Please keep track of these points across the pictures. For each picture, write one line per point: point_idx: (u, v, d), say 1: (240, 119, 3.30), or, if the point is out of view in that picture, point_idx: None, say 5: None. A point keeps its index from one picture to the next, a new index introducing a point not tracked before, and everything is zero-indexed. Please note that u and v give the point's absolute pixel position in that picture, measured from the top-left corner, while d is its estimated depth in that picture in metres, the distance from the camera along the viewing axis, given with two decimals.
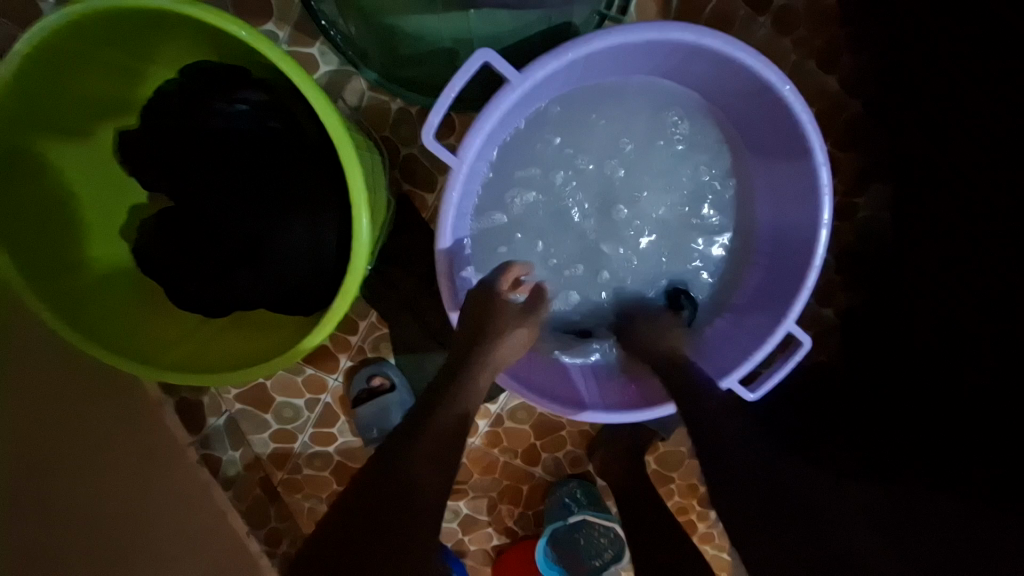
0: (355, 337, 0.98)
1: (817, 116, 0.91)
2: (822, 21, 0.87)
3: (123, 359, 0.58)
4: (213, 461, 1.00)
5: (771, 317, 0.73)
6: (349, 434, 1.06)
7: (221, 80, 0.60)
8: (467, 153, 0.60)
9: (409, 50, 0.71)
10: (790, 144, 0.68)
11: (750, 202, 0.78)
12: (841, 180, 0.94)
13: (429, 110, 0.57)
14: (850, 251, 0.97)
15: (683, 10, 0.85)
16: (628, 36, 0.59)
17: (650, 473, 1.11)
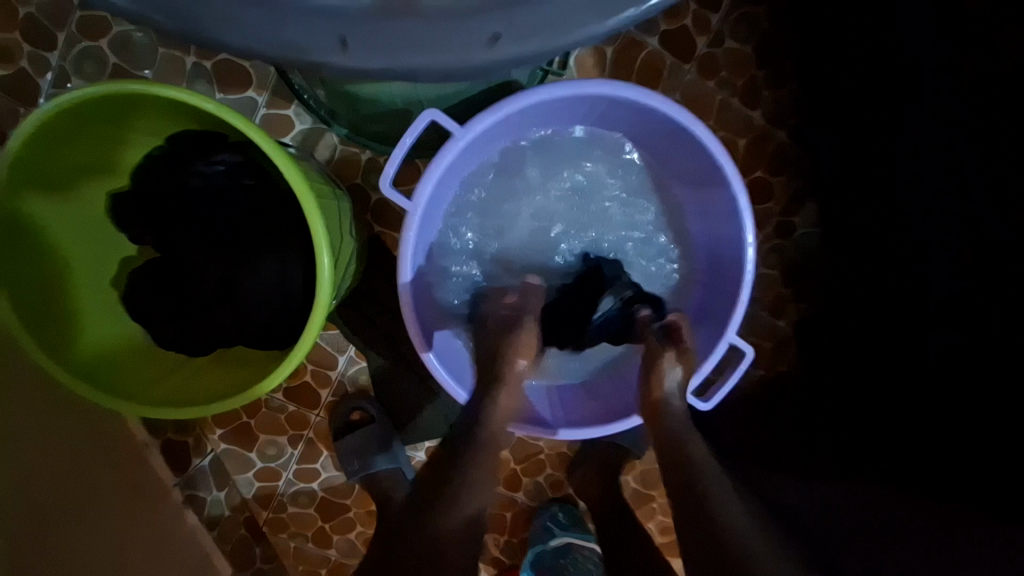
0: (335, 372, 1.04)
1: (747, 146, 1.01)
2: (742, 64, 0.98)
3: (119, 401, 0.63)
4: (197, 501, 1.02)
5: (713, 330, 0.79)
6: (332, 468, 1.08)
7: (200, 142, 0.68)
8: (421, 197, 0.68)
9: (370, 112, 0.78)
10: (712, 176, 0.76)
11: (686, 227, 0.86)
12: (777, 203, 1.03)
13: (385, 163, 0.65)
14: (794, 265, 1.05)
15: (616, 61, 0.96)
16: (554, 93, 0.69)
17: (628, 491, 1.14)
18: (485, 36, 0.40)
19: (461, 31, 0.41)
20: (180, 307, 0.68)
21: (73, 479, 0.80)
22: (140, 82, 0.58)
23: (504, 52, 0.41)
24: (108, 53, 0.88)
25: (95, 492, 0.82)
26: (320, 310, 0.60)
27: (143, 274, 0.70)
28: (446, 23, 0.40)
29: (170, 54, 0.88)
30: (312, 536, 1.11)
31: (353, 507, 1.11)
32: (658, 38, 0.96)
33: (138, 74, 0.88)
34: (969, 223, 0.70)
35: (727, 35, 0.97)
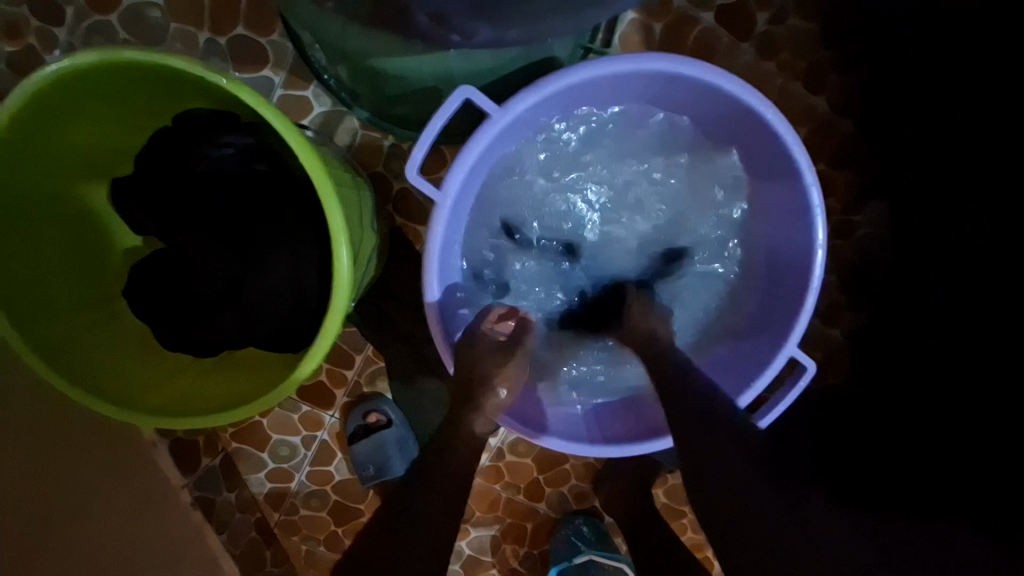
0: (350, 371, 0.98)
1: (807, 136, 0.91)
2: (806, 44, 0.88)
3: (118, 407, 0.57)
4: (207, 503, 0.97)
5: (770, 342, 0.71)
6: (346, 472, 1.03)
7: (209, 122, 0.62)
8: (450, 187, 0.61)
9: (395, 92, 0.71)
10: (778, 167, 0.67)
11: (739, 225, 0.77)
12: (837, 200, 0.93)
13: (413, 147, 0.58)
14: (853, 269, 0.95)
15: (665, 39, 0.86)
16: (603, 70, 0.60)
17: (659, 508, 1.06)
18: None
19: None
20: (187, 304, 0.63)
21: (77, 475, 0.76)
22: (140, 52, 0.51)
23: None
24: (118, 28, 0.82)
25: (102, 494, 0.78)
26: (337, 310, 0.54)
27: (149, 266, 0.65)
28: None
29: (183, 29, 0.81)
30: (324, 540, 1.06)
31: (367, 513, 1.05)
32: (712, 13, 0.86)
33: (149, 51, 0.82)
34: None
35: (790, 11, 0.87)
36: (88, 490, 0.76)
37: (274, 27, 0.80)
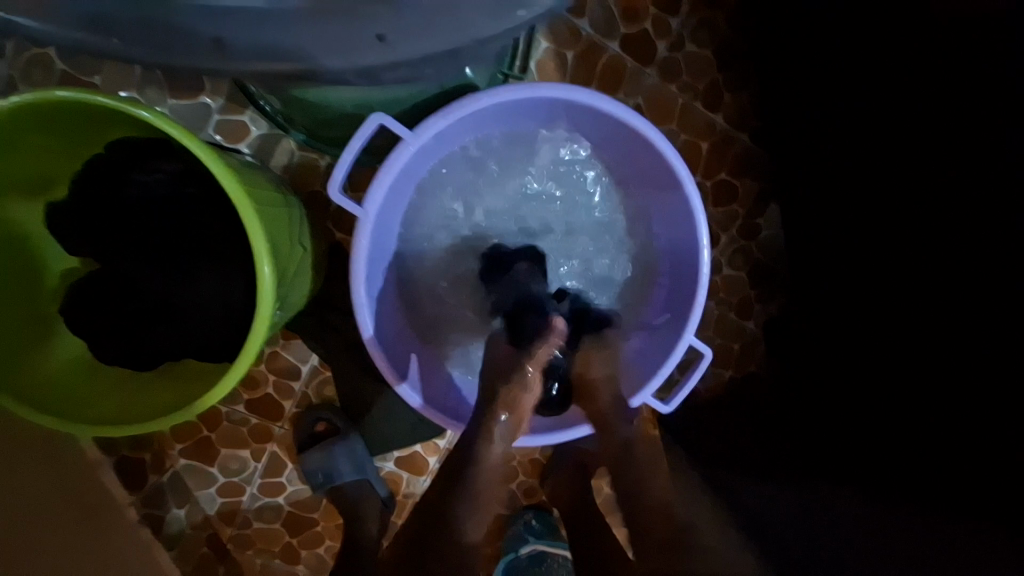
0: (298, 382, 1.01)
1: (711, 148, 1.02)
2: (703, 67, 0.99)
3: (58, 418, 0.60)
4: (156, 520, 0.98)
5: (674, 331, 0.79)
6: (298, 481, 1.06)
7: (142, 150, 0.66)
8: (371, 203, 0.67)
9: (323, 117, 0.77)
10: (668, 178, 0.77)
11: (645, 229, 0.86)
12: (741, 205, 1.04)
13: (334, 168, 0.64)
14: (759, 266, 1.06)
15: (577, 65, 0.96)
16: (504, 96, 0.68)
17: (602, 497, 1.13)
18: (373, 35, 0.40)
19: (349, 29, 0.40)
20: (124, 320, 0.66)
21: (26, 487, 0.78)
22: (70, 89, 0.56)
23: (395, 52, 0.40)
24: (54, 59, 0.85)
25: (45, 512, 0.79)
26: (263, 321, 0.59)
27: (84, 286, 0.68)
28: (335, 24, 0.39)
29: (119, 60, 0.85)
30: (278, 553, 1.08)
31: (321, 521, 1.08)
32: (618, 42, 0.96)
33: (86, 81, 0.85)
34: (928, 222, 0.72)
35: (687, 39, 0.98)
36: (35, 501, 0.78)
37: None
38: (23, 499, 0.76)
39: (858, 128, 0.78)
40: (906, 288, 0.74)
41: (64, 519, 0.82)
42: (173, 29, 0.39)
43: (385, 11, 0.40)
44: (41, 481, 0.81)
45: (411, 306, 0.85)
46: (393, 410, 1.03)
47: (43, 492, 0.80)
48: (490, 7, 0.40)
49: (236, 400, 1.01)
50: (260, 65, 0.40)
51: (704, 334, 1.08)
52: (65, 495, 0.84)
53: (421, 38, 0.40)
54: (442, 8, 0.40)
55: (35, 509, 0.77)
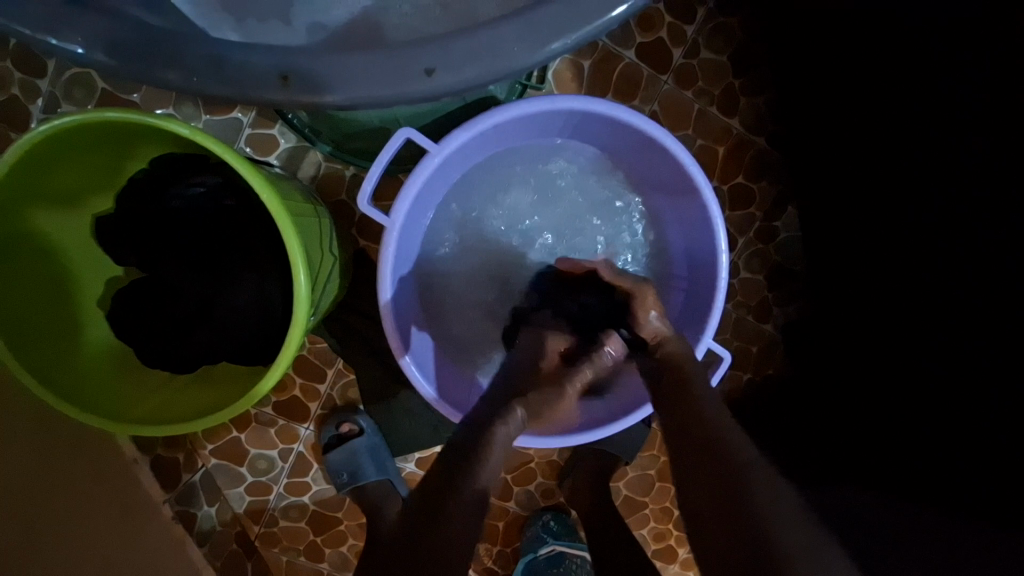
0: (323, 385, 1.04)
1: (726, 153, 1.02)
2: (719, 73, 1.00)
3: (107, 418, 0.64)
4: (188, 517, 1.02)
5: (693, 336, 0.80)
6: (323, 481, 1.09)
7: (183, 165, 0.70)
8: (399, 213, 0.69)
9: (349, 130, 0.80)
10: (686, 185, 0.78)
11: (663, 234, 0.88)
12: (758, 208, 1.04)
13: (363, 180, 0.67)
14: (776, 269, 1.06)
15: (594, 74, 0.98)
16: (526, 109, 0.71)
17: (620, 499, 1.14)
18: (422, 69, 0.42)
19: (398, 63, 0.42)
20: (166, 326, 0.70)
21: (71, 486, 0.82)
22: (121, 110, 0.59)
23: (441, 83, 0.42)
24: (96, 78, 0.89)
25: (86, 508, 0.83)
26: (299, 328, 0.61)
27: (127, 293, 0.72)
28: (385, 58, 0.42)
29: None
30: (303, 550, 1.11)
31: (344, 520, 1.11)
32: (634, 50, 0.98)
33: (126, 98, 0.90)
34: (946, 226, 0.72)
35: (703, 45, 0.99)
36: (79, 500, 0.82)
37: None
38: (68, 499, 0.81)
39: (873, 134, 0.78)
40: (926, 292, 0.74)
41: (105, 516, 0.86)
42: (236, 64, 0.42)
43: (431, 44, 0.42)
44: (83, 479, 0.85)
45: (437, 314, 0.87)
46: (415, 413, 1.06)
47: (85, 492, 0.84)
48: (532, 37, 0.42)
49: (264, 402, 1.05)
50: (315, 96, 0.42)
51: (721, 337, 1.09)
52: (105, 494, 0.89)
53: (466, 69, 0.42)
54: (486, 37, 0.42)
55: (79, 508, 0.82)
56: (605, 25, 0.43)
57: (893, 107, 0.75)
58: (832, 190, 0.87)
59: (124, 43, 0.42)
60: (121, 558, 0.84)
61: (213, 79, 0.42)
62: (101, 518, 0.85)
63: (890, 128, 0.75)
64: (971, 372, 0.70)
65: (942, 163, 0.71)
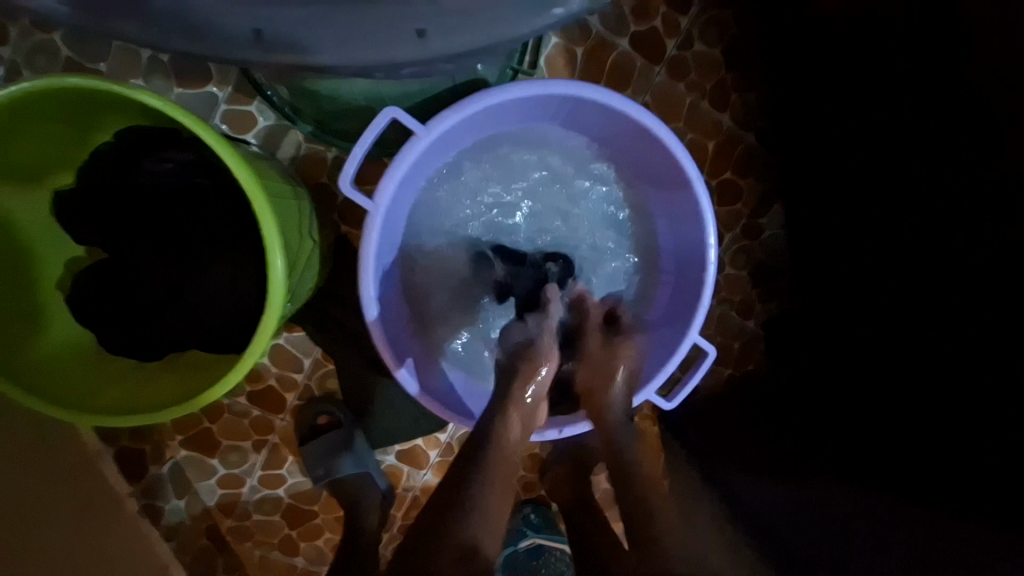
0: (301, 375, 1.01)
1: (716, 148, 1.02)
2: (711, 66, 0.99)
3: (63, 406, 0.60)
4: (155, 511, 0.98)
5: (680, 329, 0.80)
6: (299, 474, 1.06)
7: (151, 139, 0.65)
8: (383, 197, 0.67)
9: (331, 108, 0.77)
10: (676, 177, 0.77)
11: (652, 226, 0.87)
12: (745, 205, 1.05)
13: (346, 162, 0.64)
14: (761, 266, 1.07)
15: (586, 62, 0.96)
16: (517, 93, 0.68)
17: (601, 492, 1.15)
18: (410, 30, 0.41)
19: (383, 22, 0.41)
20: (131, 310, 0.66)
21: (29, 480, 0.77)
22: (81, 76, 0.55)
23: (431, 47, 0.42)
24: (58, 44, 0.83)
25: (47, 503, 0.78)
26: (274, 313, 0.58)
27: (89, 274, 0.67)
28: (370, 19, 0.41)
29: (124, 45, 0.84)
30: (278, 545, 1.08)
31: (321, 513, 1.08)
32: (627, 39, 0.96)
33: (90, 67, 0.84)
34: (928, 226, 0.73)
35: (696, 37, 0.98)
36: (37, 494, 0.77)
37: None
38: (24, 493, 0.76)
39: (861, 133, 0.79)
40: (907, 290, 0.75)
41: (65, 511, 0.81)
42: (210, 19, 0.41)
43: (418, 5, 0.41)
44: (41, 471, 0.80)
45: (420, 302, 0.85)
46: (396, 405, 1.03)
47: (44, 485, 0.79)
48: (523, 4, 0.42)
49: (237, 392, 1.01)
50: (300, 56, 0.42)
51: (705, 332, 1.09)
52: (66, 487, 0.84)
53: (454, 37, 0.42)
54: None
55: (36, 502, 0.77)
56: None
57: (883, 106, 0.75)
58: (819, 188, 0.88)
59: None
60: (83, 555, 0.80)
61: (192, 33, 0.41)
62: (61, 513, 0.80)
63: (879, 127, 0.76)
64: (948, 369, 0.71)
65: (927, 163, 0.71)
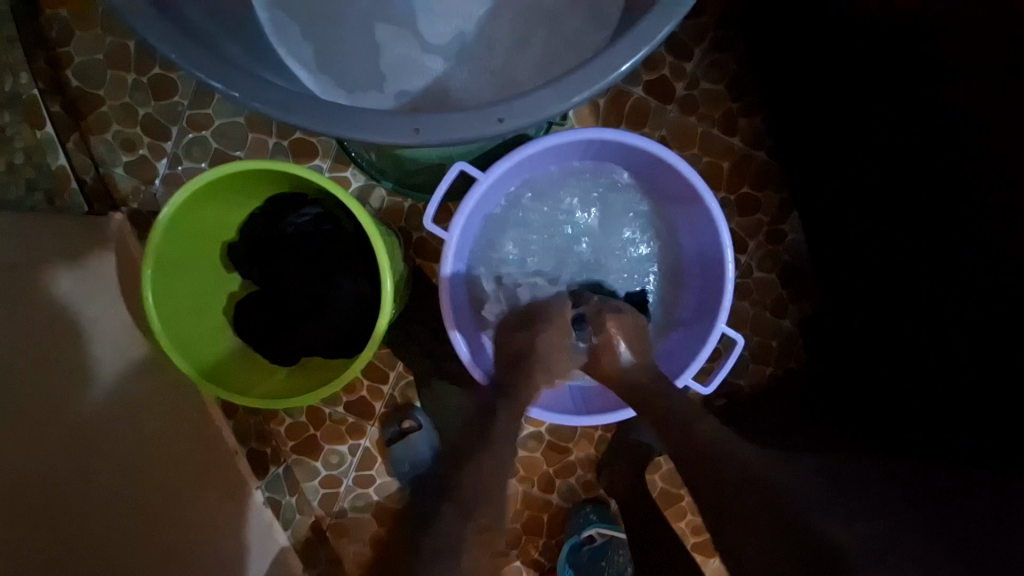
0: (387, 385, 1.20)
1: (731, 167, 1.16)
2: (718, 99, 1.15)
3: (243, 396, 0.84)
4: (275, 502, 1.19)
5: (708, 324, 0.92)
6: (385, 475, 1.23)
7: (291, 202, 0.91)
8: (455, 229, 0.87)
9: (411, 166, 1.01)
10: (690, 193, 0.92)
11: (678, 238, 1.01)
12: (765, 214, 1.16)
13: (427, 205, 0.85)
14: (788, 269, 1.16)
15: (608, 108, 1.15)
16: (552, 139, 0.88)
17: (655, 492, 1.22)
18: (493, 119, 0.57)
19: (478, 116, 0.57)
20: (279, 333, 0.89)
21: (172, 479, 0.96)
22: (270, 163, 0.80)
23: (507, 127, 0.57)
24: (209, 139, 1.12)
25: (194, 488, 1.00)
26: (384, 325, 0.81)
27: (248, 303, 0.91)
28: (468, 112, 0.57)
29: (255, 137, 1.11)
30: (368, 541, 1.24)
31: (404, 511, 1.24)
32: (642, 86, 1.14)
33: (233, 154, 1.11)
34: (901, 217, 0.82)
35: (701, 77, 1.15)
36: (184, 480, 0.99)
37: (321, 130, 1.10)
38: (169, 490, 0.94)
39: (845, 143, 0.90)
40: (902, 272, 0.83)
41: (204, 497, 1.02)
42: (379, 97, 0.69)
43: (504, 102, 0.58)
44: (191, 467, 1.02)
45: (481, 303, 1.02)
46: (463, 410, 1.21)
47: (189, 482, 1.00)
48: (568, 90, 0.57)
49: (337, 402, 1.21)
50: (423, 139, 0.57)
51: (742, 333, 1.18)
52: (207, 488, 1.04)
53: (535, 112, 0.57)
54: (532, 95, 0.57)
55: (178, 485, 0.97)
56: (625, 66, 0.56)
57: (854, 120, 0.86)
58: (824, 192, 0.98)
59: (260, 97, 0.57)
60: (214, 545, 0.98)
61: (326, 124, 0.57)
62: (204, 504, 1.01)
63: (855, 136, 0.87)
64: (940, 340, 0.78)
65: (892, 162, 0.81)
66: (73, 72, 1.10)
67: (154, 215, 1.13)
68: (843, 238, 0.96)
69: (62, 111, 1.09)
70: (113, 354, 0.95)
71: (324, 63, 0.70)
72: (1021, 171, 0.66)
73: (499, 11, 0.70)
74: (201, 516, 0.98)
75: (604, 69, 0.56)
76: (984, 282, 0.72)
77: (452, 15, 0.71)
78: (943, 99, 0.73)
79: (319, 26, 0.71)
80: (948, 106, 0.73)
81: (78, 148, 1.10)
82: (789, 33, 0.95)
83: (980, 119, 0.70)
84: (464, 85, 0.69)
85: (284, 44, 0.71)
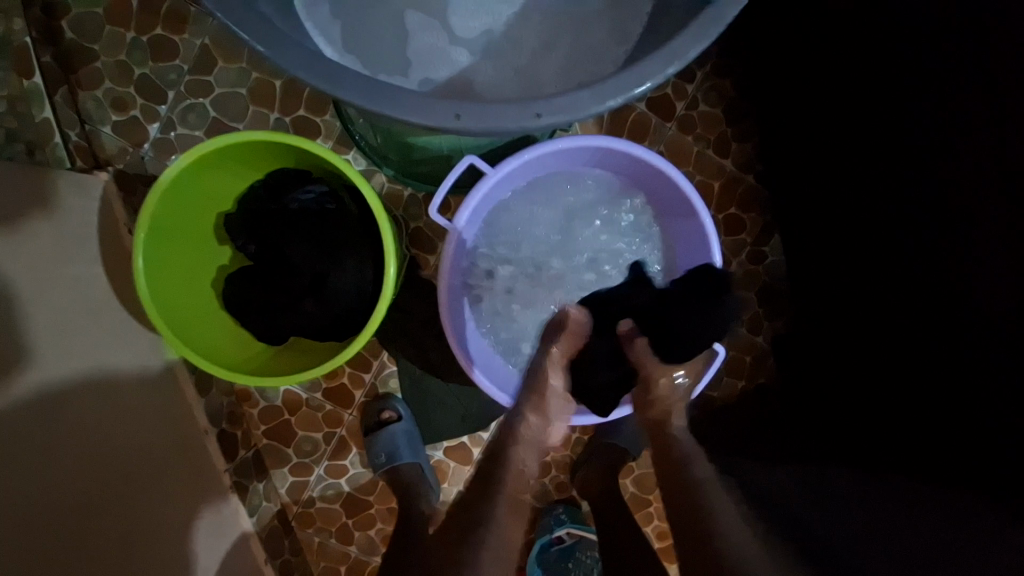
0: (369, 374, 1.19)
1: (721, 188, 1.22)
2: (715, 123, 1.21)
3: (229, 371, 0.82)
4: (241, 488, 1.14)
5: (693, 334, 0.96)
6: (359, 465, 1.21)
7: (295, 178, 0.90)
8: (460, 221, 0.88)
9: (416, 156, 1.01)
10: (686, 206, 0.96)
11: (671, 250, 1.05)
12: (749, 234, 1.22)
13: (434, 194, 0.85)
14: (766, 288, 1.23)
15: (611, 120, 1.19)
16: (563, 143, 0.90)
17: (627, 495, 1.25)
18: (531, 113, 0.58)
19: (516, 110, 0.58)
20: (271, 311, 0.87)
21: (136, 468, 0.91)
22: (284, 136, 0.80)
23: (545, 123, 0.58)
24: (208, 108, 1.09)
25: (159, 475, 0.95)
26: (383, 308, 0.81)
27: (238, 277, 0.89)
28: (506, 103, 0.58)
29: (257, 110, 1.09)
30: (335, 531, 1.22)
31: (375, 503, 1.22)
32: (645, 103, 1.19)
33: (231, 125, 1.09)
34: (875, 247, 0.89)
35: (701, 100, 1.20)
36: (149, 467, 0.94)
37: (326, 111, 1.09)
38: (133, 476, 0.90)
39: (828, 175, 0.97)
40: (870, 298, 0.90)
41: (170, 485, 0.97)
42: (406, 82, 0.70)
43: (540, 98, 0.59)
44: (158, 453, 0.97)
45: (478, 290, 1.03)
46: (444, 404, 1.20)
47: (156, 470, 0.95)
48: (603, 93, 0.58)
49: (316, 388, 1.19)
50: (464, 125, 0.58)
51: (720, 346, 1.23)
52: (175, 476, 0.99)
53: (573, 112, 0.58)
54: (569, 95, 0.58)
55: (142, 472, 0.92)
56: (656, 80, 0.58)
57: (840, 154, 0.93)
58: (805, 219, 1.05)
59: (296, 59, 0.55)
60: (177, 536, 0.93)
61: (362, 96, 0.56)
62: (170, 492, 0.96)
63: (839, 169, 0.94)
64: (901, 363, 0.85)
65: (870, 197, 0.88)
66: (69, 23, 1.06)
67: (141, 179, 1.09)
68: (819, 262, 1.03)
69: (51, 62, 1.04)
70: (87, 325, 0.92)
71: (351, 43, 0.70)
72: (974, 213, 0.73)
73: (528, 14, 0.72)
74: (162, 508, 0.93)
75: (637, 79, 0.58)
76: (942, 310, 0.78)
77: (481, 11, 0.72)
78: (915, 141, 0.80)
79: (350, 6, 0.71)
80: (919, 149, 0.79)
81: (65, 101, 1.05)
82: (784, 69, 1.02)
83: (942, 164, 0.77)
84: (490, 81, 0.71)
85: (313, 18, 0.70)
